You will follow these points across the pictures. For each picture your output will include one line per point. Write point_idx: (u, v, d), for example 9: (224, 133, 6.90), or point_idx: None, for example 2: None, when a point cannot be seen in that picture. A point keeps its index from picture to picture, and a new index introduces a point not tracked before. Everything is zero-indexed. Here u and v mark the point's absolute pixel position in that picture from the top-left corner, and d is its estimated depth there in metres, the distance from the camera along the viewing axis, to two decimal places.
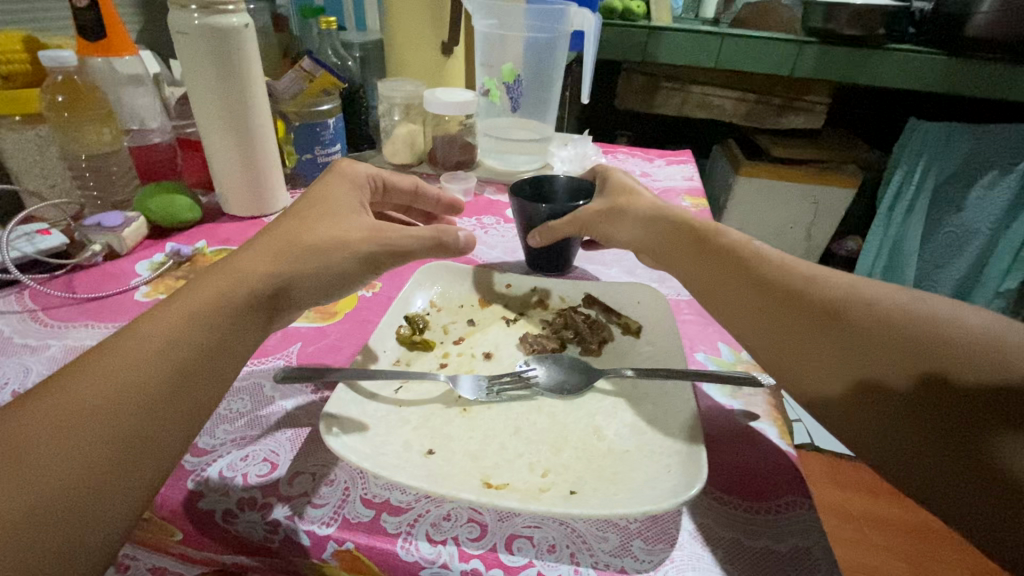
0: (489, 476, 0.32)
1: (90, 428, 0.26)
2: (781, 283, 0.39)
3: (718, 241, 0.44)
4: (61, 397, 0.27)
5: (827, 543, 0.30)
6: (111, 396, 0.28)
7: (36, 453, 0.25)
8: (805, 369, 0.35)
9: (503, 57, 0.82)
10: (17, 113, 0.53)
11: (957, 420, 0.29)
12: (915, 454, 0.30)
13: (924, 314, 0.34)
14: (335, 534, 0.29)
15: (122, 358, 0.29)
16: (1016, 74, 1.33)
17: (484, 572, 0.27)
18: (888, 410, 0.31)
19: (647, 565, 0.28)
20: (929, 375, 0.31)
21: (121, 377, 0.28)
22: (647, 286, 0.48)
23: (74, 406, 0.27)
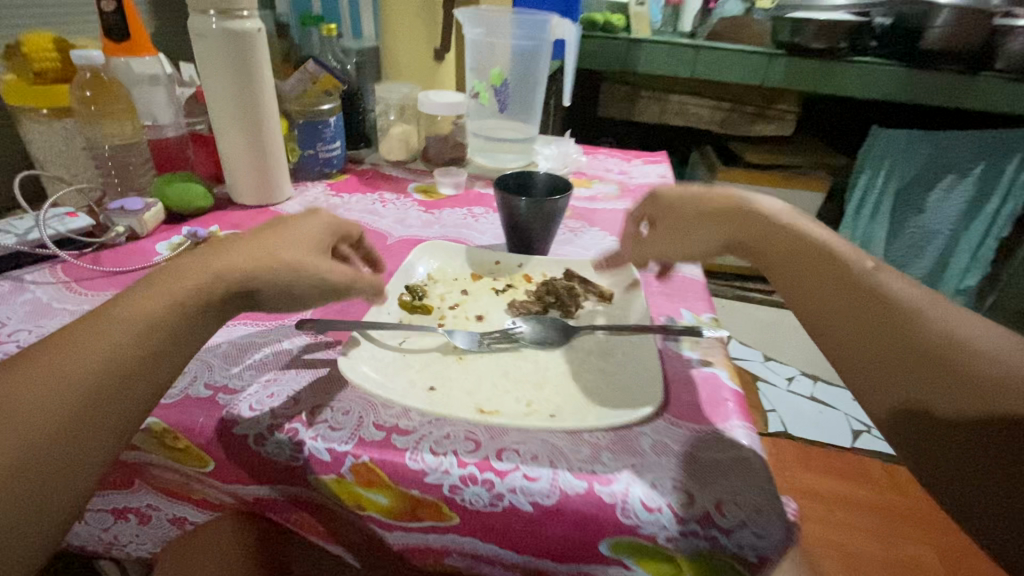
0: (483, 406, 0.38)
1: (76, 395, 0.30)
2: (841, 288, 0.40)
3: (785, 233, 0.43)
4: (53, 361, 0.30)
5: (762, 453, 0.36)
6: (95, 367, 0.31)
7: (51, 383, 0.30)
8: (854, 369, 0.37)
9: (491, 63, 0.89)
10: (45, 106, 0.58)
11: (1000, 452, 0.31)
12: (950, 471, 0.32)
13: (981, 345, 0.35)
14: (352, 450, 0.35)
15: (111, 330, 0.32)
16: (970, 85, 1.43)
17: (479, 475, 0.33)
18: (926, 424, 0.34)
19: (612, 468, 0.34)
20: (987, 405, 0.33)
21: (107, 350, 0.31)
22: (619, 263, 0.55)
23: (64, 372, 0.30)
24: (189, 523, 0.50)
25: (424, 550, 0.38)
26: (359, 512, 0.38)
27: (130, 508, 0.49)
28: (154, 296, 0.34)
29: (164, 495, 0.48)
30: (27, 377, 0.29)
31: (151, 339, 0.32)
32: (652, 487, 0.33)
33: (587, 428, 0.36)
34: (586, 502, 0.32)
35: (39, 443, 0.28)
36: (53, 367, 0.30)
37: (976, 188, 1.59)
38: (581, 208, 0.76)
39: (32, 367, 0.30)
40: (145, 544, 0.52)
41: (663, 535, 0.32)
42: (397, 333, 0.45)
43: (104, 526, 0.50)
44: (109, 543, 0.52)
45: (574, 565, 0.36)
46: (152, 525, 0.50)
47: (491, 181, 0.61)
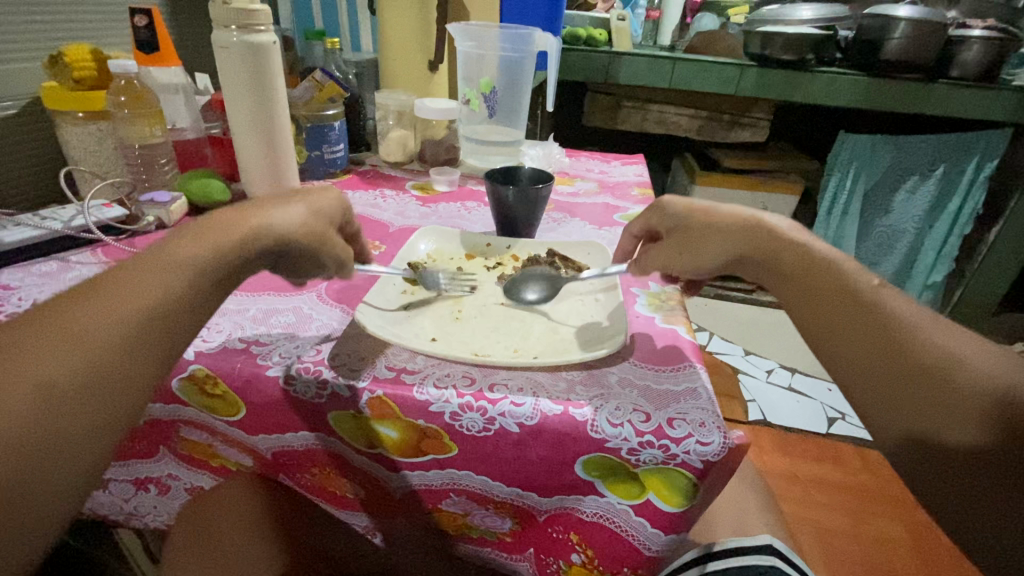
0: (477, 351, 0.45)
1: (124, 330, 0.32)
2: (846, 300, 0.43)
3: (794, 250, 0.47)
4: (96, 301, 0.32)
5: (708, 385, 0.43)
6: (139, 306, 0.33)
7: (62, 343, 0.30)
8: (857, 376, 0.40)
9: (481, 73, 0.97)
10: (82, 109, 0.65)
11: (988, 459, 0.34)
12: (942, 474, 0.35)
13: (976, 360, 0.37)
14: (368, 386, 0.41)
15: (148, 275, 0.35)
16: (927, 92, 1.54)
17: (474, 403, 0.40)
18: (926, 443, 0.36)
19: (584, 396, 0.42)
20: (977, 414, 0.35)
21: (148, 292, 0.34)
22: (594, 244, 0.63)
23: (109, 309, 0.32)
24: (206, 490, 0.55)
25: (427, 492, 0.46)
26: (372, 450, 0.44)
27: (151, 478, 0.53)
28: (177, 248, 0.37)
29: (182, 464, 0.52)
30: (75, 313, 0.31)
31: (185, 284, 0.36)
32: (617, 409, 0.40)
33: (564, 366, 0.44)
34: (563, 421, 0.39)
35: (96, 369, 0.30)
36: (97, 306, 0.32)
37: (937, 189, 1.70)
38: (563, 202, 0.84)
39: (77, 306, 0.32)
40: (161, 516, 0.56)
41: (626, 449, 0.39)
42: (402, 300, 0.52)
43: (125, 497, 0.54)
44: (129, 515, 0.56)
45: (557, 494, 0.43)
46: (171, 495, 0.54)
47: (482, 173, 0.69)
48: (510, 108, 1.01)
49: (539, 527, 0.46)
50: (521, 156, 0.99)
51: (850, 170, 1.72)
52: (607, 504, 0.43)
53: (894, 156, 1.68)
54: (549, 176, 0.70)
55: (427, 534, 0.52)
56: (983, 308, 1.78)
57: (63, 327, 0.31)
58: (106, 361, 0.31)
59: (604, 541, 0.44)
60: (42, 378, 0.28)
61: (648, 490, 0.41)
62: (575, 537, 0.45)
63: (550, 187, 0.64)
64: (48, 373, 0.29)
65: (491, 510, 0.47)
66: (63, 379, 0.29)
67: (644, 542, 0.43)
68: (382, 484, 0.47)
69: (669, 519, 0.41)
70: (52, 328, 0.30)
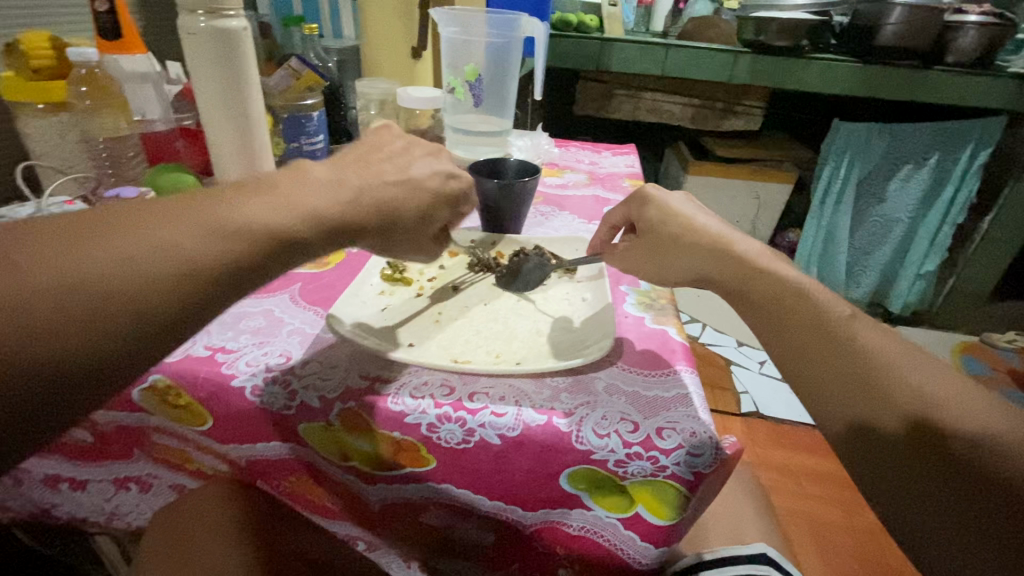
0: (456, 357, 0.43)
1: (208, 270, 0.29)
2: (818, 336, 0.40)
3: (763, 279, 0.44)
4: (193, 223, 0.30)
5: (699, 390, 0.41)
6: (228, 248, 0.30)
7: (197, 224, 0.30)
8: (831, 415, 0.38)
9: (466, 59, 0.93)
10: (42, 101, 0.61)
11: (971, 505, 0.32)
12: (922, 517, 0.34)
13: (955, 403, 0.35)
14: (340, 397, 0.39)
15: (247, 215, 0.32)
16: (923, 80, 1.52)
17: (452, 414, 0.38)
18: (906, 492, 0.34)
19: (569, 405, 0.39)
20: (954, 462, 0.33)
21: (238, 238, 0.31)
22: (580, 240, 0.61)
23: (201, 238, 0.30)
24: (189, 489, 0.54)
25: (402, 506, 0.45)
26: (350, 465, 0.42)
27: (132, 477, 0.51)
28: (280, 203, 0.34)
29: (163, 465, 0.50)
30: (175, 227, 0.29)
31: (273, 242, 0.32)
32: (603, 418, 0.38)
33: (547, 373, 0.42)
34: (546, 433, 0.37)
35: (166, 301, 0.28)
36: (191, 230, 0.30)
37: (931, 177, 1.68)
38: (552, 195, 0.81)
39: (178, 221, 0.30)
40: (144, 513, 0.54)
41: (612, 460, 0.37)
42: (379, 302, 0.50)
43: (104, 496, 0.52)
44: (108, 515, 0.53)
45: (542, 509, 0.41)
46: (154, 491, 0.53)
47: (466, 166, 0.66)
48: (497, 96, 0.98)
49: (523, 542, 0.45)
50: (509, 147, 0.96)
51: (843, 159, 1.69)
52: (596, 519, 0.41)
53: (888, 146, 1.66)
54: (536, 168, 0.67)
55: (409, 548, 0.51)
56: (975, 297, 1.78)
57: (159, 242, 0.29)
58: (181, 296, 0.28)
59: (592, 554, 0.43)
60: (121, 295, 0.27)
61: (638, 502, 0.39)
62: (562, 551, 0.44)
63: (536, 182, 0.62)
64: (129, 287, 0.27)
65: (474, 525, 0.45)
66: (135, 301, 0.27)
67: (635, 554, 0.41)
68: (361, 498, 0.46)
69: (662, 533, 0.39)
70: (139, 239, 0.28)
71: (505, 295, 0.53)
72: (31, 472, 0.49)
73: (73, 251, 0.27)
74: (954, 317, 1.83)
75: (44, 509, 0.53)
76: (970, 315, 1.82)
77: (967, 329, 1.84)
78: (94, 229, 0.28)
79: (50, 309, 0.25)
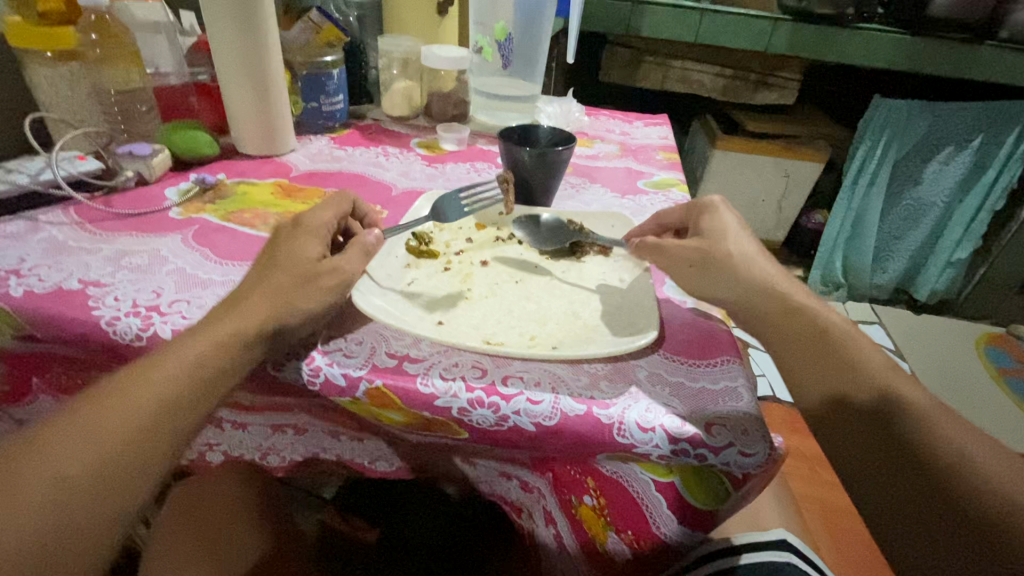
0: (489, 337, 0.41)
1: (222, 345, 0.35)
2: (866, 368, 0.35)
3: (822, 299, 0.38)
4: (187, 340, 0.35)
5: (748, 384, 0.38)
6: (210, 343, 0.35)
7: (226, 310, 0.37)
8: (836, 412, 0.37)
9: (495, 17, 0.88)
10: (50, 49, 0.57)
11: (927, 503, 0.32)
12: (876, 486, 0.34)
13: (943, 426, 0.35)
14: (366, 375, 0.37)
15: (218, 318, 0.37)
16: (973, 56, 1.43)
17: (485, 398, 0.36)
18: (889, 490, 0.34)
19: (610, 394, 0.37)
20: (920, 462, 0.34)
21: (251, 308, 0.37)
22: (600, 215, 0.57)
23: (183, 349, 0.35)
24: (229, 426, 0.47)
25: (448, 446, 0.42)
26: (377, 424, 0.40)
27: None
28: (253, 289, 0.39)
29: None
30: (214, 318, 0.37)
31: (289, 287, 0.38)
32: (647, 411, 0.36)
33: (586, 358, 0.39)
34: (586, 423, 0.35)
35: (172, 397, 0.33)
36: (202, 329, 0.36)
37: (972, 160, 1.59)
38: (581, 166, 0.77)
39: (172, 344, 0.35)
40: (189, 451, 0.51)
41: (656, 454, 0.35)
42: (404, 275, 0.47)
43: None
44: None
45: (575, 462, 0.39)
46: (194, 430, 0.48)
47: (496, 131, 0.62)
48: (526, 58, 0.93)
49: (555, 468, 0.42)
50: (537, 113, 0.92)
51: (881, 137, 1.60)
52: (630, 469, 0.38)
53: (930, 124, 1.57)
54: (571, 137, 0.63)
55: (409, 458, 0.48)
56: (1006, 287, 1.72)
57: (200, 334, 0.36)
58: (212, 366, 0.34)
59: (621, 498, 0.40)
60: (130, 414, 0.32)
61: (675, 474, 0.37)
62: (591, 482, 0.42)
63: (569, 151, 0.57)
64: (142, 402, 0.32)
65: (498, 463, 0.44)
66: (148, 414, 0.32)
67: (658, 522, 0.39)
68: (399, 436, 0.42)
69: (691, 512, 0.37)
70: (185, 336, 0.36)
71: (536, 272, 0.50)
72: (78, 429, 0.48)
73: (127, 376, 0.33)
74: (980, 306, 1.78)
75: None
76: (998, 306, 1.76)
77: (992, 319, 1.79)
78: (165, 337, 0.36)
79: (114, 409, 0.32)
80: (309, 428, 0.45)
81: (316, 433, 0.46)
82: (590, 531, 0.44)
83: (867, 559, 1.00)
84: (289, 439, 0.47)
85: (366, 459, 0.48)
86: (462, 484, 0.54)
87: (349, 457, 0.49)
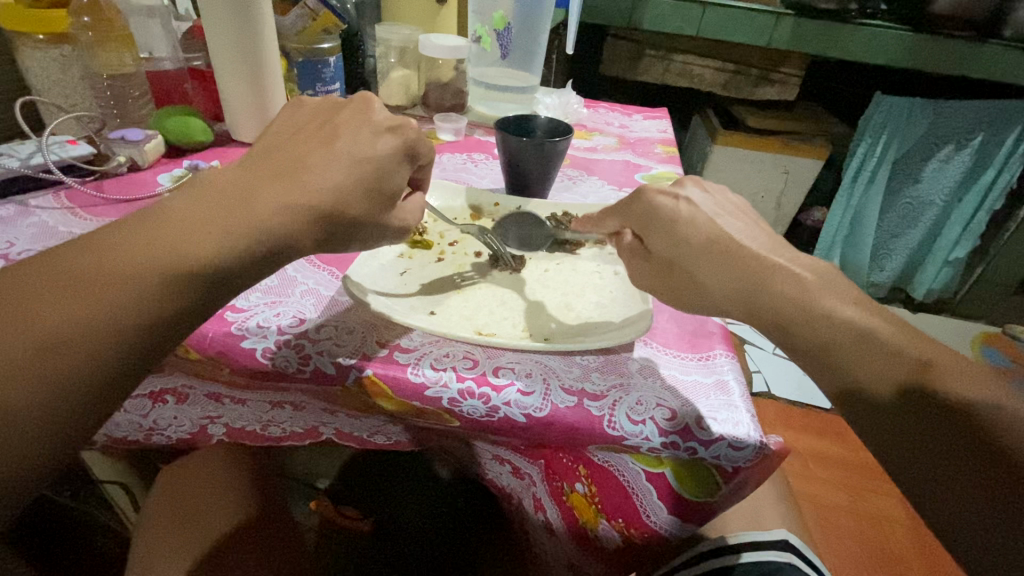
0: (481, 328, 0.41)
1: (162, 281, 0.30)
2: (874, 361, 0.34)
3: (827, 292, 0.37)
4: (119, 261, 0.30)
5: (740, 378, 0.39)
6: (175, 268, 0.30)
7: (170, 232, 0.31)
8: (859, 371, 0.34)
9: (495, 6, 0.87)
10: (43, 32, 0.57)
11: (993, 500, 0.29)
12: (897, 429, 0.32)
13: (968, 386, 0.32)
14: (356, 364, 0.37)
15: (185, 234, 0.31)
16: (976, 54, 1.42)
17: (476, 389, 0.36)
18: (906, 425, 0.32)
19: (600, 386, 0.37)
20: (995, 453, 0.30)
21: (202, 240, 0.31)
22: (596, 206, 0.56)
23: (144, 268, 0.30)
24: (228, 400, 0.44)
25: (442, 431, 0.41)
26: (367, 412, 0.40)
27: (167, 389, 0.42)
28: (210, 212, 0.33)
29: (196, 377, 0.41)
30: (154, 242, 0.31)
31: None
32: (638, 403, 0.36)
33: (579, 351, 0.39)
34: (576, 415, 0.35)
35: (98, 332, 0.28)
36: (139, 251, 0.30)
37: (972, 159, 1.59)
38: (580, 158, 0.76)
39: (103, 260, 0.30)
40: (184, 426, 0.46)
41: (647, 447, 0.35)
42: (398, 265, 0.47)
43: (140, 412, 0.44)
44: (148, 432, 0.46)
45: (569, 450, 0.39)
46: (192, 404, 0.44)
47: (493, 122, 0.61)
48: (526, 49, 0.92)
49: (549, 455, 0.41)
50: (535, 104, 0.91)
51: (882, 135, 1.59)
52: (623, 458, 0.38)
53: (931, 122, 1.56)
54: (569, 128, 0.63)
55: (410, 432, 0.46)
56: (1003, 287, 1.72)
57: (136, 258, 0.30)
58: (147, 306, 0.30)
59: (611, 488, 0.40)
60: (80, 339, 0.28)
61: (666, 465, 0.36)
62: (583, 471, 0.41)
63: (565, 144, 0.57)
64: (58, 336, 0.28)
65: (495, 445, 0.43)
66: (68, 355, 0.28)
67: (647, 509, 0.39)
68: (392, 420, 0.42)
69: (680, 500, 0.37)
70: (119, 257, 0.30)
71: (530, 264, 0.49)
72: None
73: (44, 296, 0.28)
74: (977, 305, 1.78)
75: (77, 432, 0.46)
76: (995, 305, 1.76)
77: (989, 319, 1.80)
78: (94, 247, 0.31)
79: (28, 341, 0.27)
80: (309, 404, 0.43)
81: (314, 410, 0.44)
82: (579, 516, 0.44)
83: (858, 555, 1.01)
84: (289, 413, 0.44)
85: (365, 433, 0.47)
86: (458, 459, 0.54)
87: (349, 430, 0.47)
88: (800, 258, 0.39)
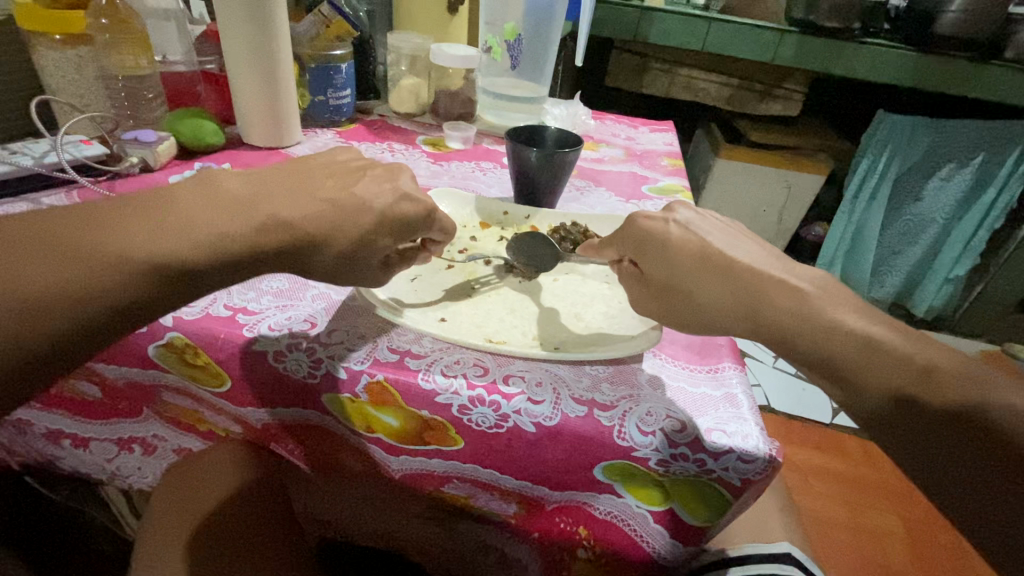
0: (492, 336, 0.41)
1: (136, 267, 0.29)
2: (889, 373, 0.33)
3: (839, 303, 0.37)
4: (102, 235, 0.29)
5: (750, 390, 0.39)
6: (142, 264, 0.29)
7: (163, 219, 0.31)
8: (867, 384, 0.33)
9: (505, 17, 0.88)
10: (59, 32, 0.58)
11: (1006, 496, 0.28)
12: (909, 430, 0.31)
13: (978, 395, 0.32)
14: (367, 369, 0.37)
15: (177, 225, 0.31)
16: (977, 74, 1.43)
17: (486, 396, 0.36)
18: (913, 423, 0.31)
19: (611, 397, 0.37)
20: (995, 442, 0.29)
21: (187, 239, 0.31)
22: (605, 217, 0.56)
23: (100, 256, 0.29)
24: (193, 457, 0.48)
25: (432, 479, 0.42)
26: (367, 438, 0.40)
27: (135, 438, 0.47)
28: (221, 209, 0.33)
29: (170, 426, 0.46)
30: (145, 228, 0.30)
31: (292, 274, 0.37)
32: (648, 415, 0.36)
33: (588, 361, 0.39)
34: (586, 425, 0.35)
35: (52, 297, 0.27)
36: (131, 232, 0.30)
37: (974, 178, 1.60)
38: (587, 169, 0.77)
39: (96, 229, 0.30)
40: (146, 478, 0.50)
41: (655, 458, 0.35)
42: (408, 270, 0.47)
43: (107, 456, 0.49)
44: (111, 475, 0.50)
45: (568, 491, 0.39)
46: (158, 456, 0.48)
47: (505, 132, 0.62)
48: (535, 59, 0.93)
49: (546, 515, 0.41)
50: (544, 114, 0.92)
51: (884, 152, 1.61)
52: (624, 505, 0.38)
53: (933, 140, 1.58)
54: (579, 140, 0.63)
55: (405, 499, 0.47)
56: (1003, 305, 1.73)
57: (122, 239, 0.30)
58: (111, 292, 0.29)
59: (618, 542, 0.40)
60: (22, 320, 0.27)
61: (673, 499, 0.37)
62: (584, 532, 0.40)
63: (576, 155, 0.58)
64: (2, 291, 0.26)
65: (496, 497, 0.42)
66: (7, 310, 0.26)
67: (660, 548, 0.39)
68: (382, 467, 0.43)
69: (694, 531, 0.37)
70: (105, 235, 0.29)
71: (540, 273, 0.50)
72: (33, 425, 0.47)
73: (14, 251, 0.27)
74: (977, 323, 1.78)
75: (48, 460, 0.51)
76: (995, 323, 1.77)
77: (988, 337, 1.80)
78: (92, 217, 0.30)
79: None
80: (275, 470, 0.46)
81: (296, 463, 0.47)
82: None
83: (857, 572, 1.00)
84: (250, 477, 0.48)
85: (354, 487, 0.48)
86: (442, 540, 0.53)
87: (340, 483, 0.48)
88: (807, 271, 0.40)
